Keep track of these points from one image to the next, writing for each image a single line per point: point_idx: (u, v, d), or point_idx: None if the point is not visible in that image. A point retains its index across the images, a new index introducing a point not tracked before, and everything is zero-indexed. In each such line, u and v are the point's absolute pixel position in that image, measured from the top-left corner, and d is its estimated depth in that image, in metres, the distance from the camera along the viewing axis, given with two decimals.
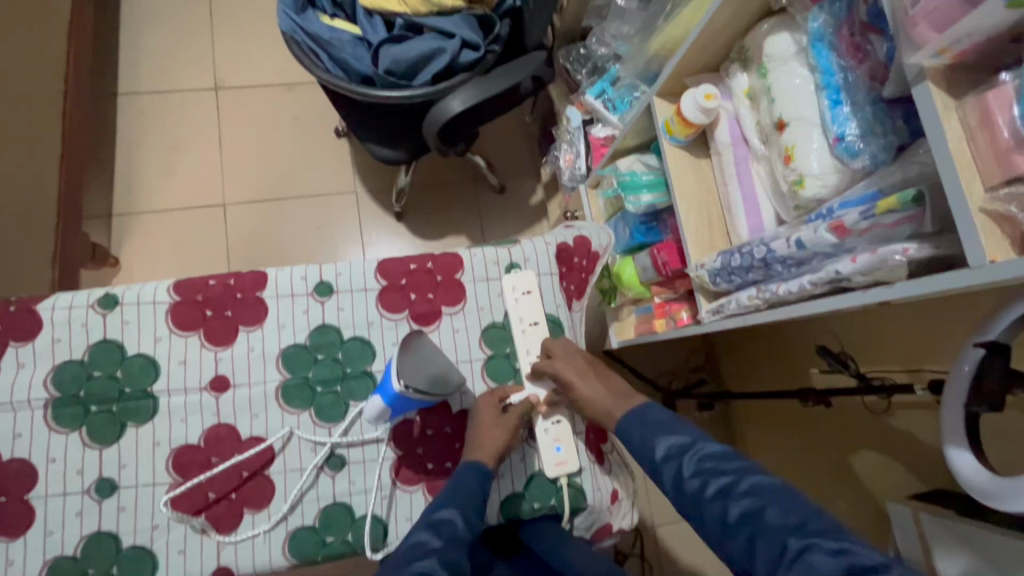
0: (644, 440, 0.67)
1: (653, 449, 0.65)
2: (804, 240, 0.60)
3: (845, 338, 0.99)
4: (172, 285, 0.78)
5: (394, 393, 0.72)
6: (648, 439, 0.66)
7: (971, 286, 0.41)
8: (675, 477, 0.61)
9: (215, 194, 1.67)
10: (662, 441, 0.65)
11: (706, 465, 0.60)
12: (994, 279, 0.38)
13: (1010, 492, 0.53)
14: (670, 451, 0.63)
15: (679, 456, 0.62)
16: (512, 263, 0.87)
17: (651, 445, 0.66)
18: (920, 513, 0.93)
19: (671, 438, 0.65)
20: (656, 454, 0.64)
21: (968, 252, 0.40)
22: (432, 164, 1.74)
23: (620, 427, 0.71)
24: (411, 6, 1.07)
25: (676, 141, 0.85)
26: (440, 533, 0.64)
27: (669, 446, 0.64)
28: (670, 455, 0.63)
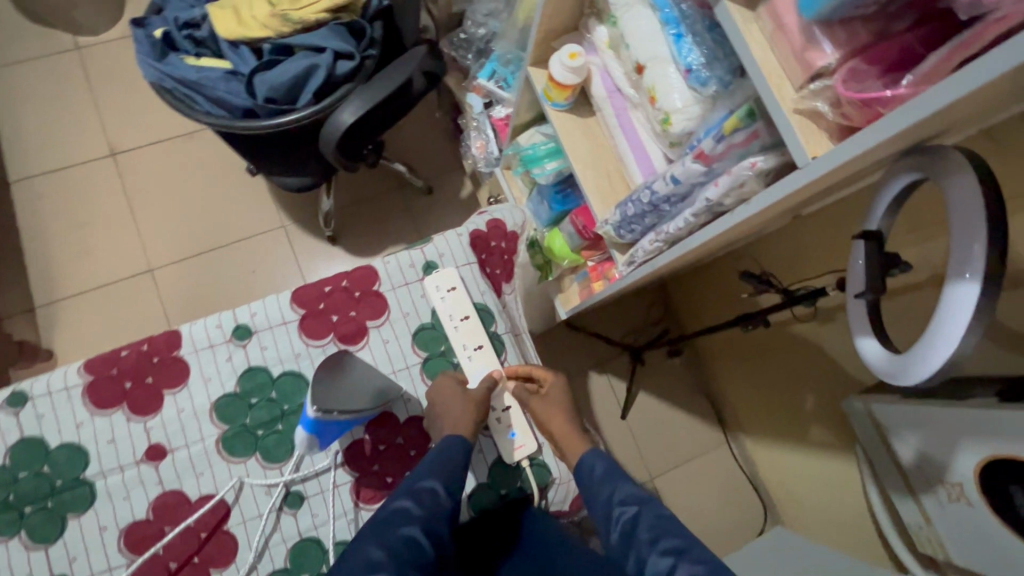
0: (605, 483, 0.70)
1: (610, 496, 0.68)
2: (677, 175, 0.61)
3: (768, 257, 1.02)
4: (82, 365, 0.76)
5: (313, 420, 0.70)
6: (606, 488, 0.69)
7: (807, 183, 0.44)
8: (630, 522, 0.63)
9: (137, 261, 1.61)
10: (622, 489, 0.68)
11: (660, 522, 0.62)
12: (823, 169, 0.42)
13: (905, 370, 0.54)
14: (627, 498, 0.66)
15: (635, 506, 0.65)
16: (429, 263, 0.87)
17: (609, 491, 0.68)
18: (871, 403, 0.99)
19: (631, 488, 0.67)
20: (612, 499, 0.67)
21: (795, 153, 0.45)
22: (353, 181, 1.71)
23: (585, 461, 0.74)
24: (274, 29, 1.04)
25: (558, 105, 0.87)
26: (422, 502, 0.65)
27: (625, 496, 0.66)
28: (629, 502, 0.65)
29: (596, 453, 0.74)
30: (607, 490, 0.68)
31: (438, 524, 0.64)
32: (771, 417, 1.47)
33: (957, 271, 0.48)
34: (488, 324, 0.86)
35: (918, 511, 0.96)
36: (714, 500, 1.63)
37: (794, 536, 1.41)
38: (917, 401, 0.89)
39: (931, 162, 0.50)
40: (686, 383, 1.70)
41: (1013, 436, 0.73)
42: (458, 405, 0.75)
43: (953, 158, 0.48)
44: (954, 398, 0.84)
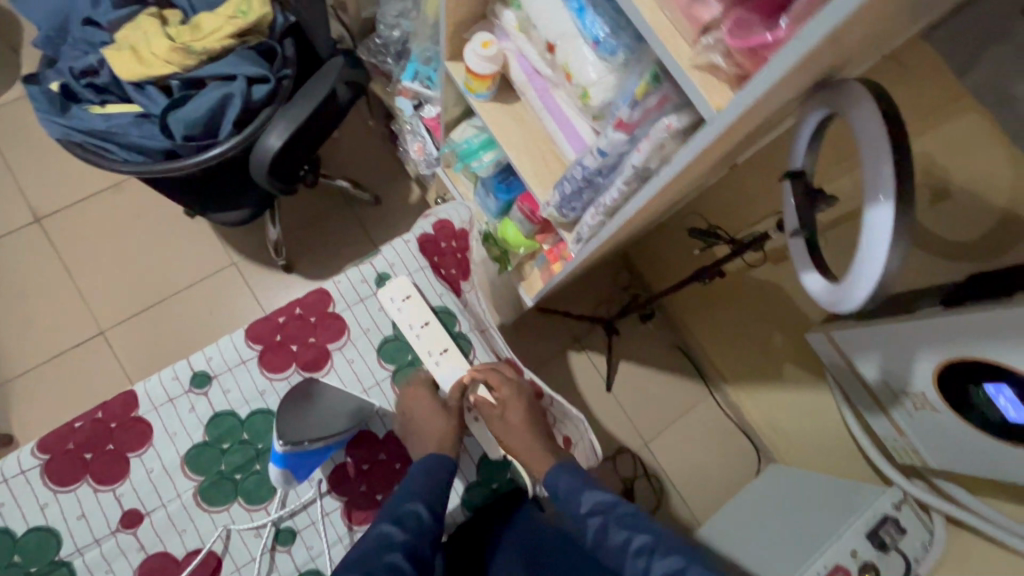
0: (571, 496, 0.75)
1: (580, 508, 0.73)
2: (603, 147, 0.62)
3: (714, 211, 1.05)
4: (35, 445, 0.72)
5: (284, 454, 0.69)
6: (576, 501, 0.74)
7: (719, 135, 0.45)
8: (603, 530, 0.70)
9: (86, 325, 1.54)
10: (587, 498, 0.74)
11: (628, 523, 0.70)
12: (729, 119, 0.43)
13: (844, 296, 0.56)
14: (595, 508, 0.73)
15: (603, 513, 0.72)
16: (381, 274, 0.86)
17: (578, 503, 0.74)
18: (832, 333, 1.02)
19: (595, 496, 0.74)
20: (582, 511, 0.73)
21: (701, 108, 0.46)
22: (298, 204, 1.67)
23: (547, 478, 0.76)
24: (178, 63, 0.99)
25: (481, 97, 0.86)
26: (406, 526, 0.65)
27: (593, 506, 0.73)
28: (596, 512, 0.72)
29: (557, 470, 0.76)
30: (575, 503, 0.74)
31: (422, 547, 0.65)
32: (750, 361, 1.53)
33: (872, 196, 0.50)
34: (451, 325, 0.86)
35: (891, 425, 1.01)
36: (710, 452, 1.68)
37: (789, 472, 1.46)
38: (873, 323, 0.92)
39: (837, 96, 0.52)
40: (664, 345, 1.73)
41: (958, 340, 0.78)
42: (435, 410, 0.75)
43: (855, 90, 0.50)
44: (904, 313, 0.88)
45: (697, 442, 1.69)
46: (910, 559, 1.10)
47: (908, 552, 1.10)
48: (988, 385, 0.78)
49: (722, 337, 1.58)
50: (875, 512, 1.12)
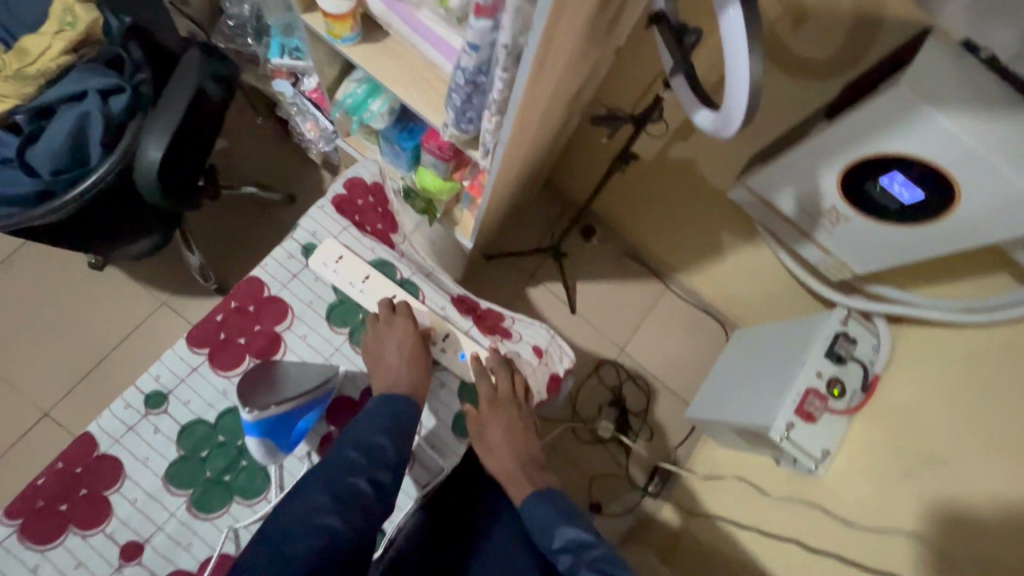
0: (546, 530, 0.72)
1: (551, 540, 0.71)
2: (473, 41, 0.62)
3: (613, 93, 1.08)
4: (3, 514, 0.69)
5: (257, 424, 0.69)
6: (549, 529, 0.71)
7: None
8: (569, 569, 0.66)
9: (26, 412, 1.44)
10: (563, 535, 0.70)
11: (595, 564, 0.64)
12: None
13: (727, 116, 0.61)
14: (565, 545, 0.68)
15: (573, 553, 0.67)
16: (307, 245, 0.84)
17: (550, 535, 0.71)
18: (746, 182, 1.08)
19: (572, 533, 0.70)
20: (556, 543, 0.70)
21: None
22: (210, 226, 1.59)
23: (525, 505, 0.76)
24: (17, 95, 0.93)
25: (348, 41, 0.83)
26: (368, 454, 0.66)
27: (566, 541, 0.69)
28: (567, 549, 0.68)
29: (534, 498, 0.75)
30: (548, 538, 0.71)
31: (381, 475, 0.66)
32: (690, 243, 1.60)
33: (723, 5, 0.54)
34: (393, 274, 0.86)
35: (818, 248, 1.10)
36: (681, 338, 1.77)
37: (754, 332, 1.55)
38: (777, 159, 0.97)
39: None
40: (613, 256, 1.79)
41: (851, 142, 0.85)
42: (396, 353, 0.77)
43: None
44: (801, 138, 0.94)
45: (665, 336, 1.77)
46: (865, 362, 1.20)
47: (862, 357, 1.20)
48: (883, 177, 0.88)
49: (660, 229, 1.64)
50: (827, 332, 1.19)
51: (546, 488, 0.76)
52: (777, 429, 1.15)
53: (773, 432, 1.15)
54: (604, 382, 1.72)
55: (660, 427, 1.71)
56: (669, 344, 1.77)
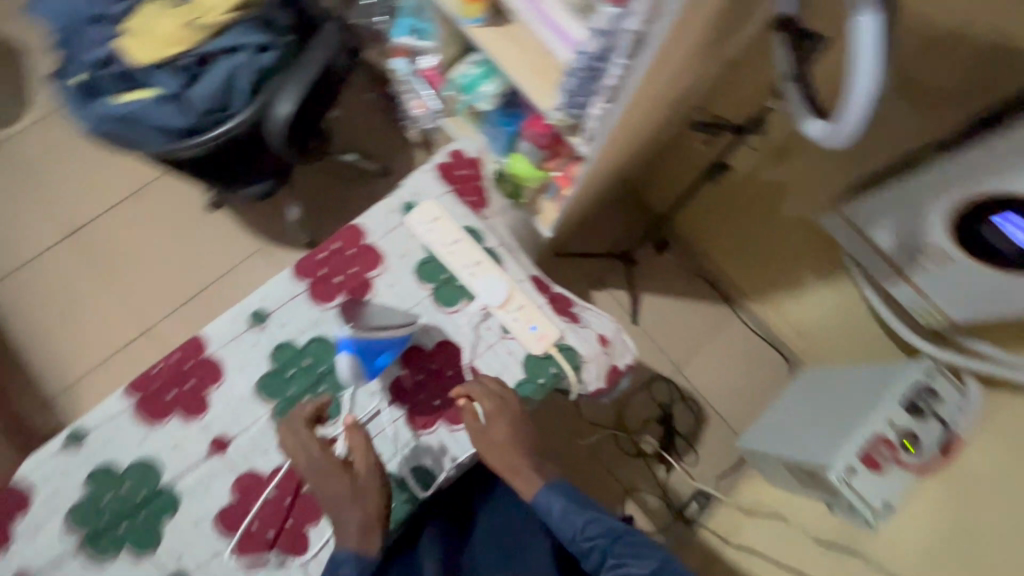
0: (567, 518, 0.73)
1: (572, 531, 0.72)
2: (602, 25, 0.66)
3: None
4: (123, 391, 0.80)
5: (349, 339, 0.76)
6: (571, 521, 0.72)
7: None
8: (603, 555, 0.69)
9: (133, 324, 1.62)
10: (584, 523, 0.72)
11: (629, 547, 0.69)
12: None
13: (835, 129, 0.62)
14: (593, 533, 0.71)
15: (603, 538, 0.70)
16: (407, 203, 0.91)
17: (571, 526, 0.72)
18: (841, 208, 1.05)
19: (594, 519, 0.72)
20: (581, 535, 0.71)
21: None
22: (310, 185, 1.73)
23: (539, 500, 0.75)
24: (187, 41, 1.05)
25: (473, 22, 0.90)
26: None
27: (592, 529, 0.71)
28: (597, 536, 0.71)
29: (551, 490, 0.74)
30: (572, 525, 0.72)
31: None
32: (768, 273, 1.55)
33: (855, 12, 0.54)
34: (480, 242, 0.90)
35: (913, 290, 1.05)
36: (740, 368, 1.72)
37: (822, 373, 1.48)
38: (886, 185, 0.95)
39: None
40: (683, 274, 1.77)
41: (969, 173, 0.82)
42: None
43: None
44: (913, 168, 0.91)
45: (725, 363, 1.73)
46: (947, 422, 1.14)
47: (945, 417, 1.14)
48: (996, 218, 0.84)
49: (738, 254, 1.60)
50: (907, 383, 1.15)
51: (558, 479, 0.76)
52: (836, 471, 1.10)
53: (832, 474, 1.10)
54: (654, 397, 1.70)
55: (703, 455, 1.67)
56: (727, 371, 1.72)
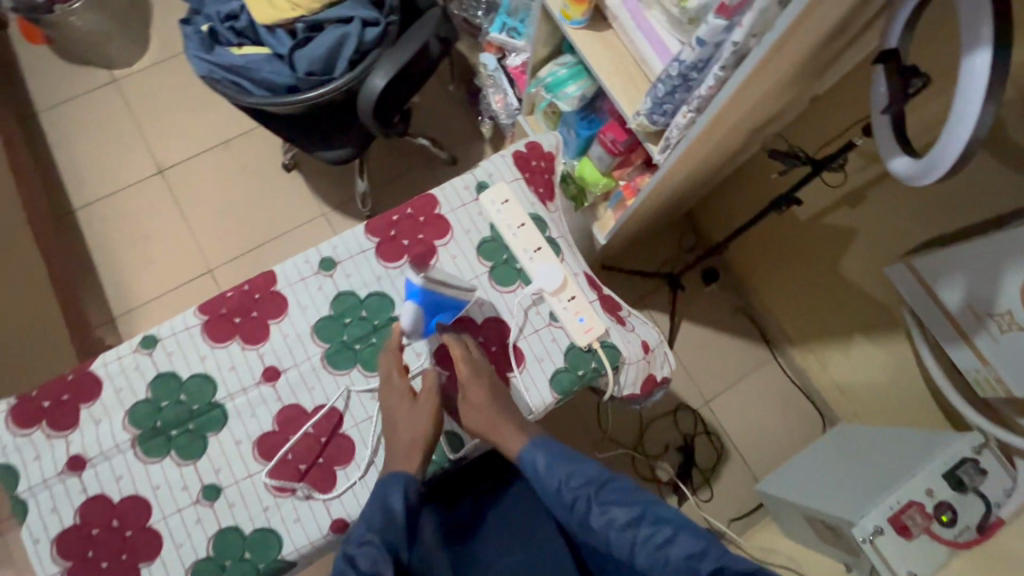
0: (551, 471, 0.72)
1: (556, 486, 0.72)
2: (702, 37, 0.68)
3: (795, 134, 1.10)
4: (196, 309, 0.86)
5: (418, 288, 0.77)
6: (555, 477, 0.72)
7: None
8: (587, 504, 0.69)
9: (198, 263, 1.73)
10: (566, 474, 0.72)
11: (613, 496, 0.69)
12: None
13: (927, 168, 0.63)
14: (577, 483, 0.71)
15: (587, 488, 0.70)
16: (481, 183, 0.95)
17: (554, 481, 0.72)
18: (912, 260, 1.04)
19: (578, 471, 0.72)
20: (565, 487, 0.71)
21: None
22: (381, 162, 1.81)
23: (525, 454, 0.74)
24: (305, 7, 1.13)
25: (577, 23, 0.94)
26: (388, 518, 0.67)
27: (575, 481, 0.71)
28: (580, 487, 0.71)
29: (536, 444, 0.74)
30: (557, 478, 0.72)
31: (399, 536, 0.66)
32: (818, 319, 1.51)
33: (968, 52, 0.55)
34: (544, 230, 0.93)
35: (974, 355, 1.00)
36: (772, 412, 1.68)
37: (857, 431, 1.43)
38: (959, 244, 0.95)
39: None
40: (727, 308, 1.74)
41: None
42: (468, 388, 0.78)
43: None
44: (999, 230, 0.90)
45: (757, 404, 1.69)
46: (990, 500, 1.08)
47: (988, 495, 1.09)
48: None
49: (789, 295, 1.57)
50: (951, 454, 1.10)
51: (544, 434, 0.76)
52: (861, 528, 1.07)
53: (856, 530, 1.07)
54: (678, 426, 1.67)
55: (719, 493, 1.62)
56: (758, 414, 1.68)
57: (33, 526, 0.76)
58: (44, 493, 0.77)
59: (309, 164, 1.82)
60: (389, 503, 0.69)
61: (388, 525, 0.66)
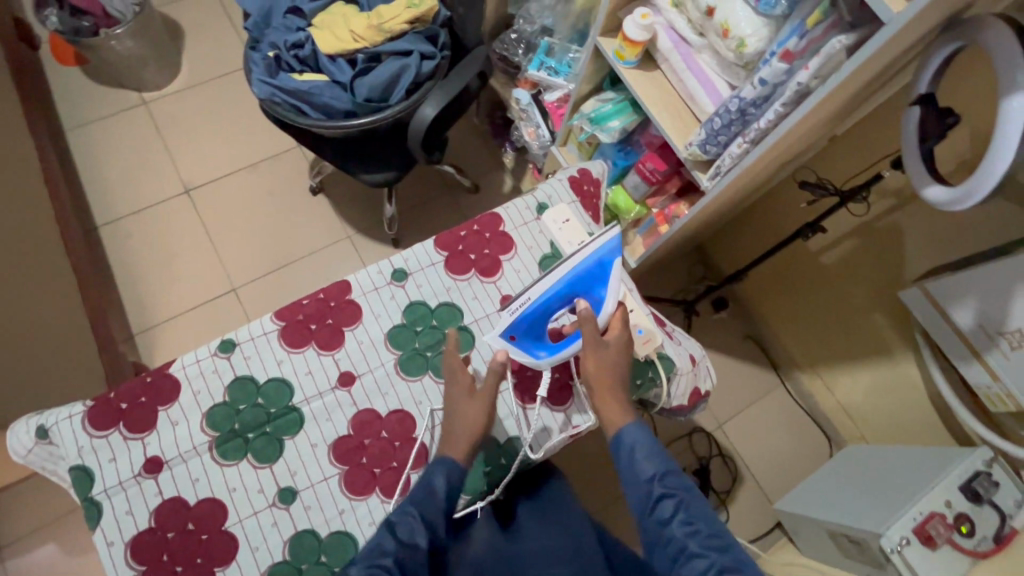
0: (640, 451, 0.72)
1: (635, 468, 0.71)
2: (764, 77, 0.78)
3: (817, 168, 1.21)
4: (272, 315, 0.89)
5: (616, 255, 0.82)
6: (640, 459, 0.71)
7: (892, 34, 0.61)
8: (659, 496, 0.68)
9: (222, 280, 1.70)
10: (650, 463, 0.71)
11: (686, 506, 0.66)
12: (905, 20, 0.59)
13: (968, 193, 0.72)
14: (658, 475, 0.69)
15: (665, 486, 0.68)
16: (541, 204, 1.02)
17: (637, 463, 0.72)
18: (926, 285, 1.14)
19: (663, 466, 0.70)
20: (646, 471, 0.70)
21: (880, 12, 0.62)
22: (408, 187, 1.86)
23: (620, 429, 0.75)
24: (367, 40, 1.22)
25: (630, 63, 1.03)
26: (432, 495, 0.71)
27: (658, 472, 0.70)
28: (658, 479, 0.69)
29: (636, 423, 0.74)
30: (639, 462, 0.71)
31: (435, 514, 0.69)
32: (827, 343, 1.58)
33: (1005, 96, 0.65)
34: None
35: (985, 371, 1.09)
36: (787, 436, 1.72)
37: (868, 450, 1.48)
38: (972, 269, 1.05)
39: (967, 30, 0.68)
40: (737, 335, 1.79)
41: None
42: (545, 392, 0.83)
43: (983, 21, 0.66)
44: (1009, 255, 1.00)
45: (775, 428, 1.72)
46: (1004, 512, 1.15)
47: (1001, 506, 1.15)
48: None
49: (799, 321, 1.63)
50: (965, 466, 1.17)
51: (644, 420, 0.75)
52: (888, 539, 1.12)
53: (884, 540, 1.12)
54: (694, 449, 1.69)
55: (736, 516, 1.64)
56: (776, 438, 1.71)
57: (107, 529, 0.77)
58: (120, 495, 0.78)
59: (335, 187, 1.83)
60: (430, 482, 0.72)
61: (429, 503, 0.69)
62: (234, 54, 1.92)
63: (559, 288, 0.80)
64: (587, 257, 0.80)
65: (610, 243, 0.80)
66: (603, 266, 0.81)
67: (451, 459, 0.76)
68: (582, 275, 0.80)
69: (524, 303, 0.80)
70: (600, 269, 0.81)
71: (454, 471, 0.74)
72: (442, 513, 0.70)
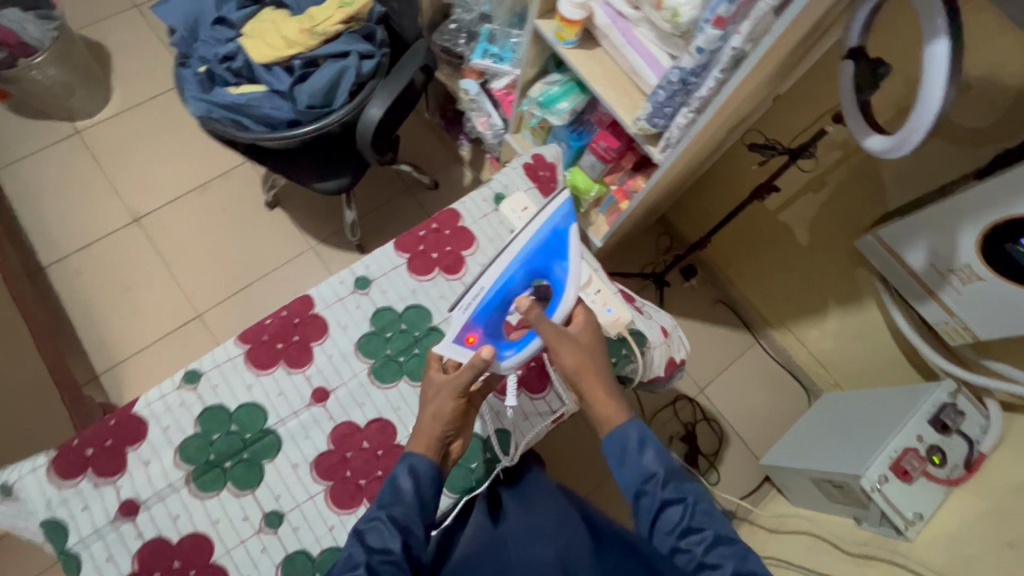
0: (636, 455, 0.72)
1: (637, 473, 0.72)
2: (700, 45, 0.79)
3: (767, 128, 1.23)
4: (236, 339, 0.87)
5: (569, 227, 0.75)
6: (638, 460, 0.72)
7: None
8: (660, 502, 0.69)
9: (185, 307, 1.64)
10: (650, 467, 0.72)
11: (688, 515, 0.68)
12: None
13: (903, 142, 0.74)
14: (658, 481, 0.70)
15: (665, 491, 0.70)
16: (498, 195, 1.01)
17: (639, 467, 0.72)
18: (879, 232, 1.18)
19: (662, 471, 0.71)
20: (644, 477, 0.71)
21: None
22: (367, 191, 1.82)
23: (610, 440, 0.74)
24: (301, 45, 1.18)
25: (570, 44, 1.02)
26: (405, 498, 0.69)
27: (658, 477, 0.71)
28: (658, 484, 0.70)
29: (632, 424, 0.73)
30: (636, 463, 0.72)
31: (412, 526, 0.67)
32: (794, 298, 1.62)
33: (931, 42, 0.67)
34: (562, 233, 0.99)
35: (941, 308, 1.14)
36: (766, 393, 1.76)
37: (845, 395, 1.53)
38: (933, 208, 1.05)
39: None
40: (708, 300, 1.82)
41: (993, 203, 0.95)
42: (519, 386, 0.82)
43: None
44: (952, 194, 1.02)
45: (753, 387, 1.76)
46: (972, 439, 1.19)
47: (969, 434, 1.20)
48: None
49: (767, 281, 1.67)
50: (931, 400, 1.21)
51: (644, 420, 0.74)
52: (868, 478, 1.15)
53: (864, 480, 1.15)
54: (679, 416, 1.72)
55: (727, 475, 1.69)
56: (756, 398, 1.76)
57: None
58: (98, 543, 0.76)
59: (292, 199, 1.78)
60: (397, 481, 0.70)
61: (398, 503, 0.68)
62: (168, 71, 1.84)
63: (515, 269, 0.73)
64: (540, 231, 0.73)
65: (560, 210, 0.74)
66: (558, 235, 0.75)
67: (417, 454, 0.72)
68: (538, 250, 0.74)
69: (478, 296, 0.72)
70: (556, 239, 0.75)
71: (419, 464, 0.72)
72: (413, 511, 0.68)
